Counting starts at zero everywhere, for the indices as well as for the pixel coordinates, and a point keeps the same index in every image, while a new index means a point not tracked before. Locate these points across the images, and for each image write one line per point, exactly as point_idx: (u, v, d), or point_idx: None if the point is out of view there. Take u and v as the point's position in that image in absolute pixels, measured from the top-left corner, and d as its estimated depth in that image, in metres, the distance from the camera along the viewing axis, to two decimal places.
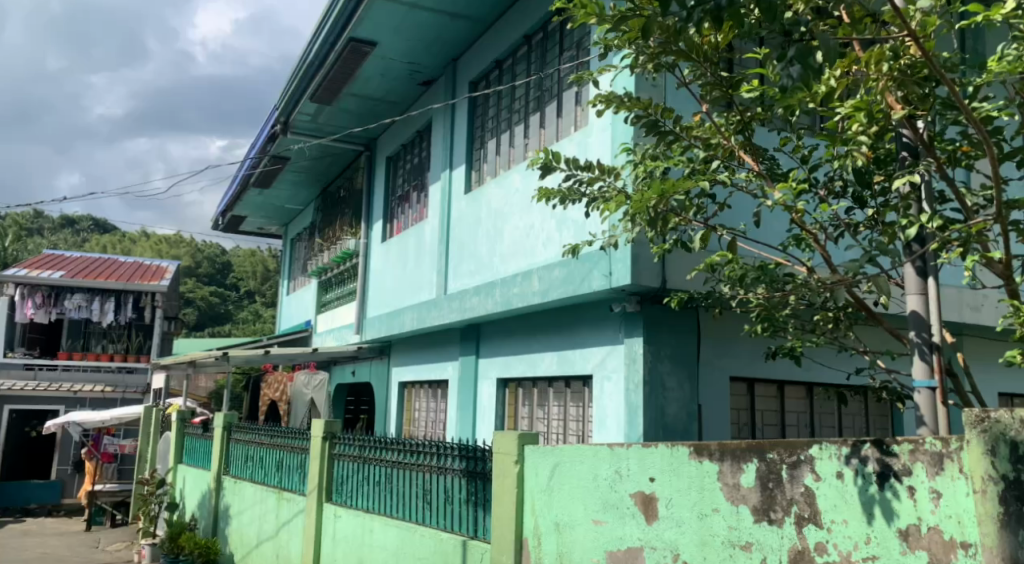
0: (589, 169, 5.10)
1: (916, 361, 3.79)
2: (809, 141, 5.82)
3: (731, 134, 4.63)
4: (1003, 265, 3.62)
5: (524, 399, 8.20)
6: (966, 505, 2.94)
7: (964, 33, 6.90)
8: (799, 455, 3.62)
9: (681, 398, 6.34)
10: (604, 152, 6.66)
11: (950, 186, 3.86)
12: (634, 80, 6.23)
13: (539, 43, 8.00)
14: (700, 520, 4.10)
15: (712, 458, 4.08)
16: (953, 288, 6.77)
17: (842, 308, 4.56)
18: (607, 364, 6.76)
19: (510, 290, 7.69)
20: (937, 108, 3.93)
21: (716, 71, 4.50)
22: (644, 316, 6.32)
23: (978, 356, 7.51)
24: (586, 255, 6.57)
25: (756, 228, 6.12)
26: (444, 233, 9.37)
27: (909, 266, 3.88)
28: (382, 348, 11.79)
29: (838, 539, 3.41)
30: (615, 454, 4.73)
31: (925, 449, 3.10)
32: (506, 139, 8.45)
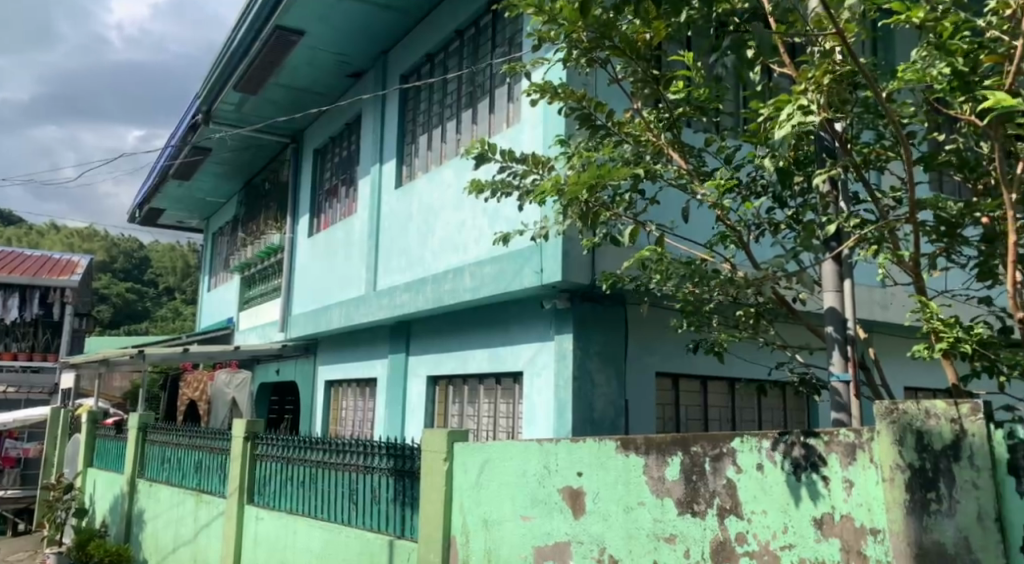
0: (523, 161, 5.09)
1: (833, 354, 3.92)
2: (733, 141, 5.97)
3: (660, 132, 4.67)
4: (913, 264, 3.76)
5: (453, 396, 8.16)
6: (875, 493, 3.05)
7: (877, 42, 7.16)
8: (722, 447, 3.70)
9: (610, 394, 6.42)
10: (536, 146, 6.69)
11: (866, 187, 3.99)
12: (566, 75, 6.27)
13: (471, 38, 7.97)
14: (625, 514, 4.16)
15: (637, 451, 4.14)
16: (865, 286, 7.03)
17: (764, 304, 4.67)
18: (538, 361, 6.79)
19: (441, 287, 7.65)
20: (855, 112, 4.06)
21: (647, 68, 4.56)
22: (573, 313, 6.37)
23: (887, 352, 7.82)
24: (519, 251, 6.57)
25: (684, 224, 6.26)
26: (373, 229, 9.25)
27: (827, 263, 3.99)
28: (308, 346, 11.59)
29: (757, 528, 3.50)
30: (544, 450, 4.75)
31: (840, 440, 3.20)
32: (438, 134, 8.39)
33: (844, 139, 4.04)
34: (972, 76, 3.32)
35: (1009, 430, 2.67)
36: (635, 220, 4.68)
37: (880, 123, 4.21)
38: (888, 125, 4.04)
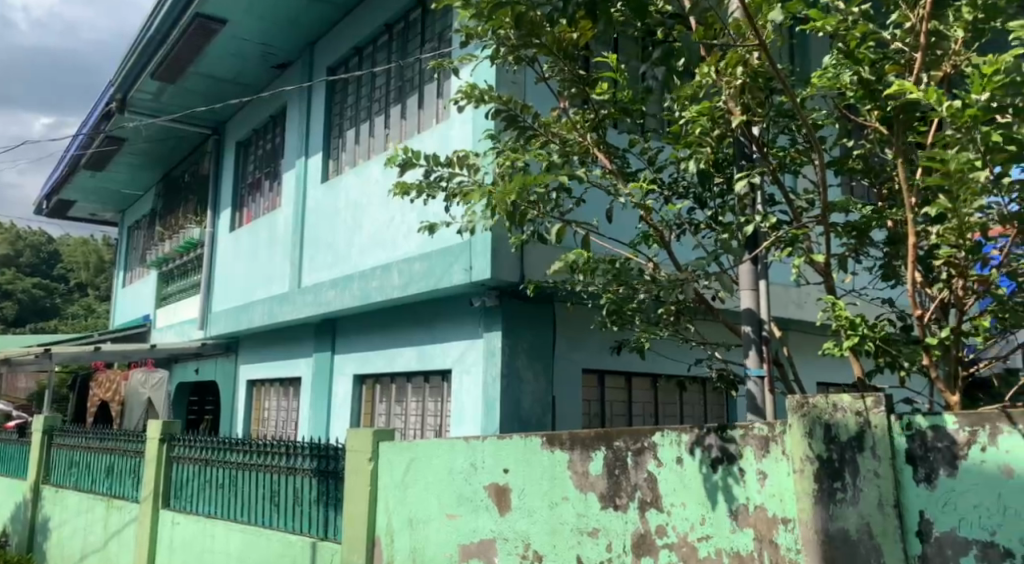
0: (449, 164, 5.08)
1: (749, 352, 4.05)
2: (656, 141, 6.09)
3: (587, 131, 4.73)
4: (824, 264, 3.89)
5: (381, 395, 8.10)
6: (787, 484, 3.16)
7: (793, 50, 7.40)
8: (643, 442, 3.76)
9: (537, 390, 6.47)
10: (464, 144, 6.68)
11: (781, 191, 4.13)
12: (495, 73, 6.28)
13: (400, 33, 7.90)
14: (550, 509, 4.21)
15: (563, 447, 4.19)
16: (780, 285, 7.28)
17: (685, 302, 4.78)
18: (466, 358, 6.79)
19: (369, 283, 7.57)
20: (772, 116, 4.18)
21: (574, 69, 4.62)
22: (502, 311, 6.39)
23: (800, 349, 8.11)
24: (447, 249, 6.57)
25: (609, 224, 6.36)
26: (298, 224, 9.10)
27: (744, 263, 4.12)
28: (229, 344, 11.31)
29: (676, 521, 3.58)
30: (470, 447, 4.76)
31: (754, 433, 3.30)
32: (366, 129, 8.31)
33: (761, 143, 4.16)
34: (877, 84, 3.53)
35: (907, 421, 2.82)
36: (562, 219, 4.73)
37: (794, 128, 4.35)
38: (801, 130, 4.21)
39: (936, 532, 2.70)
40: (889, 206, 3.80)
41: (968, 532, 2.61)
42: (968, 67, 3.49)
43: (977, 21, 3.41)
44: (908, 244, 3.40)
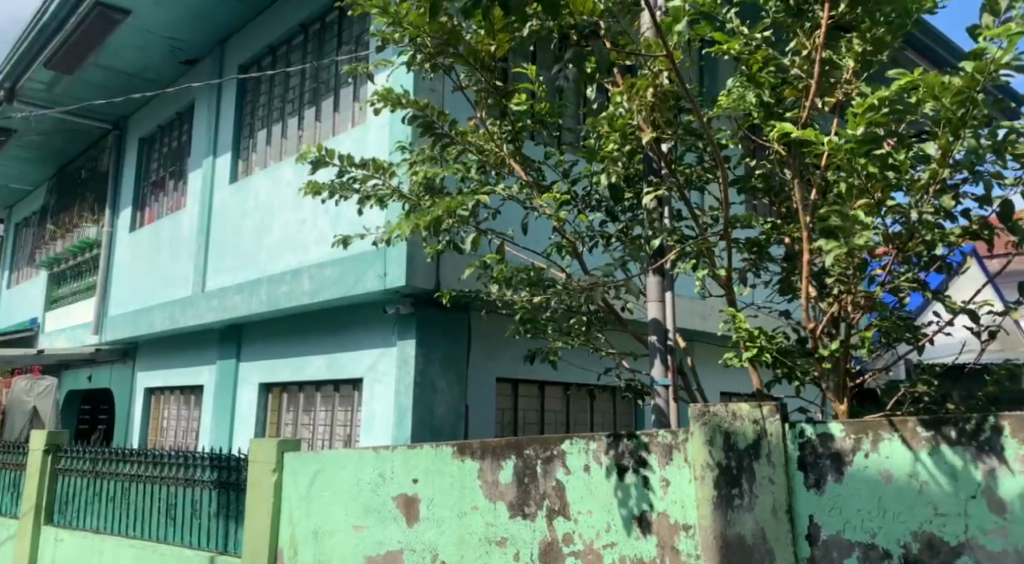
0: (364, 166, 4.98)
1: (655, 361, 4.15)
2: (571, 154, 6.17)
3: (503, 142, 4.73)
4: (726, 278, 4.01)
5: (288, 404, 7.90)
6: (688, 491, 3.23)
7: (703, 71, 7.64)
8: (553, 450, 3.78)
9: (449, 399, 6.42)
10: (381, 150, 6.60)
11: (688, 206, 4.24)
12: (412, 79, 6.23)
13: (316, 34, 7.77)
14: (459, 519, 4.18)
15: (473, 456, 4.17)
16: (686, 297, 7.47)
17: (596, 312, 4.83)
18: (378, 367, 6.70)
19: (278, 289, 7.38)
20: (680, 134, 4.28)
21: (490, 79, 4.61)
22: (416, 318, 6.35)
23: (705, 359, 8.34)
24: (360, 256, 6.48)
25: (524, 234, 6.39)
26: (204, 225, 8.81)
27: (651, 275, 4.22)
28: (127, 350, 10.84)
29: (583, 528, 3.61)
30: (379, 458, 4.68)
31: (658, 440, 3.37)
32: (278, 130, 8.13)
33: (669, 159, 4.26)
34: (776, 108, 3.69)
35: (800, 429, 2.96)
36: (478, 228, 4.70)
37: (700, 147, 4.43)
38: (707, 147, 4.32)
39: (824, 535, 2.85)
40: (787, 222, 3.95)
41: (851, 534, 2.78)
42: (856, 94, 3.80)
43: (866, 53, 3.60)
44: (803, 260, 3.55)
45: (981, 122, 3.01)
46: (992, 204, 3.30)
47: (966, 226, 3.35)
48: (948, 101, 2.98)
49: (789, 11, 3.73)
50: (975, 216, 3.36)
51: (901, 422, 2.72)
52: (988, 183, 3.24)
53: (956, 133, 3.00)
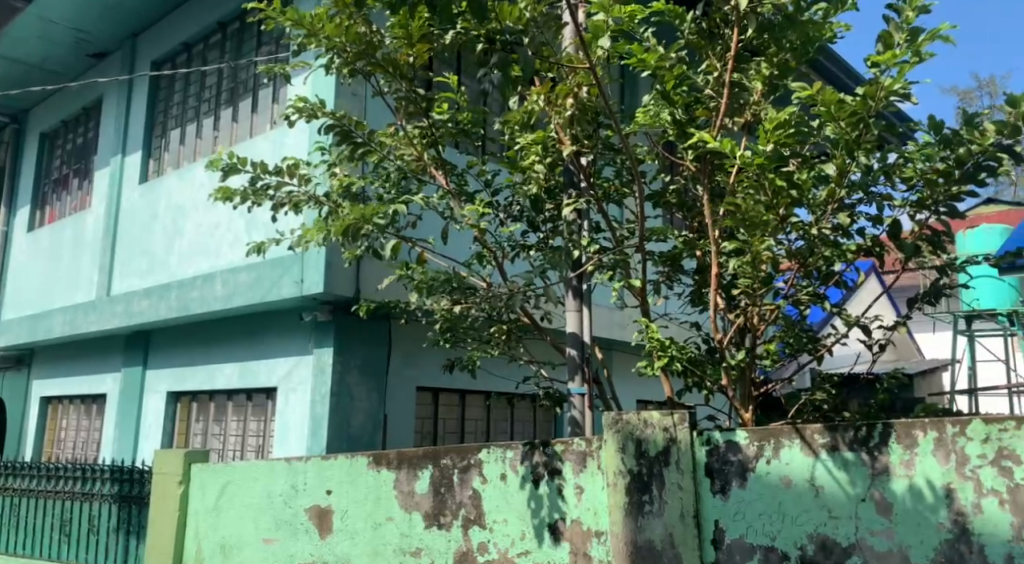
0: (279, 173, 4.87)
1: (572, 370, 4.19)
2: (494, 163, 6.20)
3: (423, 148, 4.66)
4: (640, 289, 4.07)
5: (197, 414, 7.65)
6: (601, 498, 3.27)
7: (624, 87, 7.79)
8: (469, 459, 3.76)
9: (367, 408, 6.32)
10: (299, 154, 6.48)
11: (605, 219, 4.29)
12: (333, 85, 6.14)
13: (235, 32, 7.57)
14: (373, 530, 4.12)
15: (389, 466, 4.11)
16: (605, 307, 7.58)
17: (516, 321, 4.83)
18: (293, 376, 6.55)
19: (188, 294, 7.14)
20: (600, 149, 4.31)
21: (411, 87, 4.53)
22: (335, 325, 6.23)
23: (622, 368, 8.48)
24: (274, 261, 6.34)
25: (443, 242, 6.37)
26: (110, 226, 8.48)
27: (569, 285, 4.26)
28: (22, 356, 10.29)
29: (497, 537, 3.60)
30: (292, 469, 4.58)
31: (573, 448, 3.39)
32: (192, 129, 7.88)
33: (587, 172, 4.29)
34: (688, 124, 3.77)
35: (707, 436, 3.05)
36: (398, 235, 4.62)
37: (619, 161, 4.50)
38: (625, 162, 4.39)
39: (728, 539, 2.94)
40: (698, 238, 4.05)
41: (753, 538, 2.88)
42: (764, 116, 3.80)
43: (773, 76, 3.77)
44: (713, 271, 3.64)
45: (871, 147, 3.24)
46: (884, 223, 3.46)
47: (861, 244, 3.50)
48: (845, 122, 3.18)
49: (701, 33, 3.89)
50: (869, 234, 3.51)
51: (801, 429, 2.85)
52: (881, 204, 3.39)
53: (852, 153, 3.19)
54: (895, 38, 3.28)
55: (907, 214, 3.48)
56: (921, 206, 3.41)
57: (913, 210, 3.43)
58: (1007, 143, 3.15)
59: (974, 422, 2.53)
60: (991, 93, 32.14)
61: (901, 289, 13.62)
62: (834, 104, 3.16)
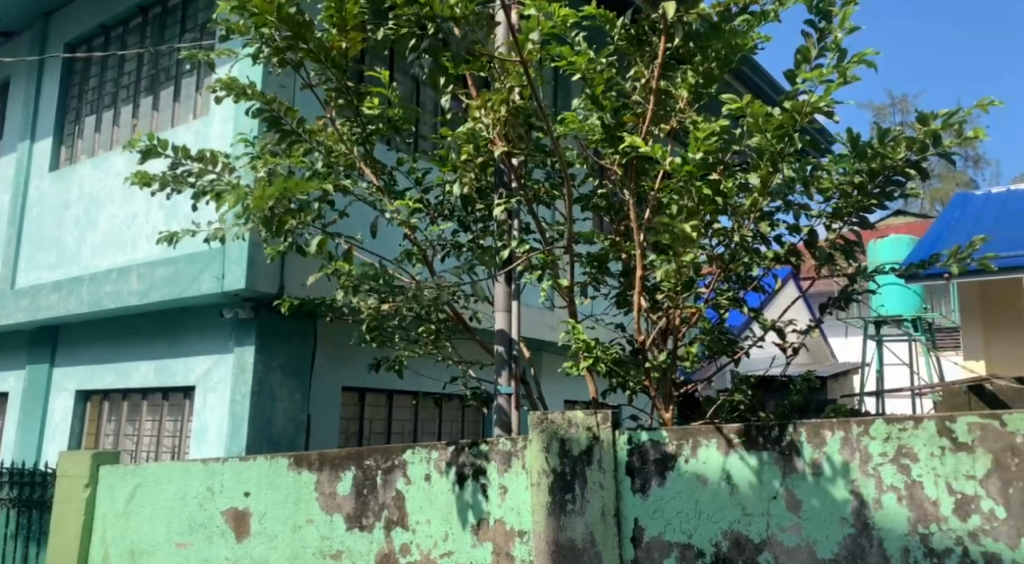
0: (200, 158, 4.70)
1: (499, 370, 4.18)
2: (424, 162, 6.16)
3: (353, 144, 4.55)
4: (568, 290, 4.08)
5: (109, 414, 7.36)
6: (525, 498, 3.26)
7: (557, 89, 7.85)
8: (393, 460, 3.70)
9: (290, 408, 6.17)
10: (222, 143, 6.30)
11: (535, 220, 4.29)
12: (261, 74, 5.98)
13: (156, 17, 7.31)
14: (293, 533, 4.02)
15: (311, 467, 4.01)
16: (534, 308, 7.61)
17: (444, 321, 4.78)
18: (213, 375, 6.35)
19: (101, 288, 6.85)
20: (531, 150, 4.29)
21: (342, 79, 4.35)
22: (257, 324, 6.07)
23: (550, 369, 8.53)
24: (194, 256, 6.14)
25: (373, 238, 6.32)
26: (17, 215, 8.08)
27: (499, 285, 4.25)
28: None
29: (420, 538, 3.56)
30: (208, 470, 4.45)
31: (498, 448, 3.37)
32: (109, 117, 7.59)
33: (518, 173, 4.26)
34: (616, 130, 3.81)
35: (629, 436, 3.08)
36: (325, 230, 4.48)
37: (549, 162, 4.50)
38: (555, 163, 4.40)
39: (647, 537, 2.98)
40: (624, 240, 4.09)
41: (671, 535, 2.93)
42: (689, 124, 3.86)
43: (698, 85, 3.82)
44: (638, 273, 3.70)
45: (793, 160, 3.31)
46: (800, 232, 3.55)
47: (778, 252, 3.59)
48: (771, 134, 3.19)
49: (630, 39, 3.89)
50: (786, 242, 3.61)
51: (717, 430, 2.90)
52: (797, 213, 3.49)
53: (775, 165, 3.27)
54: (813, 52, 3.39)
55: (822, 224, 3.58)
56: (836, 216, 3.51)
57: (828, 221, 3.54)
58: (915, 159, 3.30)
59: (877, 423, 2.63)
60: (902, 110, 33.69)
61: (815, 295, 14.11)
62: (761, 116, 3.15)
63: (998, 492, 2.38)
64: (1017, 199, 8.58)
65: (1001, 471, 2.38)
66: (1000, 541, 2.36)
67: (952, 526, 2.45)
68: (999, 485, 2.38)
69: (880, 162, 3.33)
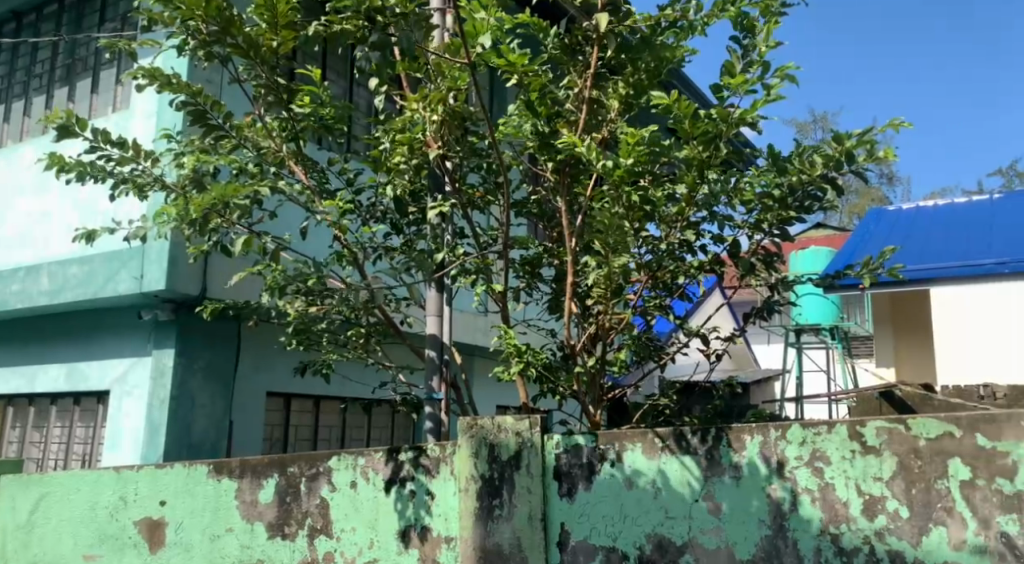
0: (122, 147, 4.48)
1: (429, 375, 4.12)
2: (357, 163, 6.07)
3: (283, 140, 4.44)
4: (500, 295, 4.05)
5: (15, 419, 7.00)
6: (453, 503, 3.22)
7: (493, 94, 7.85)
8: (318, 467, 3.60)
9: (211, 414, 5.97)
10: (145, 134, 6.07)
11: (469, 224, 4.23)
12: (187, 66, 5.80)
13: (73, 5, 7.01)
14: (211, 543, 3.88)
15: (231, 475, 3.88)
16: (466, 313, 7.57)
17: (375, 325, 4.68)
18: (129, 379, 6.10)
19: (7, 288, 6.56)
20: (465, 153, 4.25)
21: (271, 74, 4.25)
22: (176, 326, 5.85)
23: (481, 374, 8.50)
24: (111, 255, 5.91)
25: (301, 239, 6.20)
26: None
27: (430, 290, 4.19)
28: None
29: (345, 546, 3.48)
30: (121, 478, 4.27)
31: (427, 455, 3.32)
32: (20, 107, 7.26)
33: (453, 177, 4.21)
34: (550, 137, 3.81)
35: (558, 440, 3.06)
36: (252, 230, 4.33)
37: (483, 167, 4.47)
38: (490, 168, 4.38)
39: (573, 541, 2.98)
40: (557, 246, 4.10)
41: (596, 539, 2.93)
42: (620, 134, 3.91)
43: (628, 96, 3.88)
44: (568, 280, 3.71)
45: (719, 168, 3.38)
46: (724, 243, 3.61)
47: (703, 261, 3.65)
48: (697, 141, 3.30)
49: (564, 48, 3.89)
50: (711, 252, 3.67)
51: (642, 435, 2.92)
52: (721, 223, 3.55)
53: (702, 174, 3.32)
54: (737, 69, 3.46)
55: (745, 234, 3.65)
56: (757, 227, 3.59)
57: (750, 231, 3.62)
58: (831, 175, 3.39)
59: (793, 427, 2.69)
60: (822, 127, 34.95)
61: (739, 303, 14.46)
62: (687, 120, 3.24)
63: (902, 493, 2.49)
64: (928, 214, 8.97)
65: (906, 472, 2.49)
66: (903, 539, 2.47)
67: (860, 526, 2.54)
68: (904, 486, 2.49)
69: (801, 176, 3.41)
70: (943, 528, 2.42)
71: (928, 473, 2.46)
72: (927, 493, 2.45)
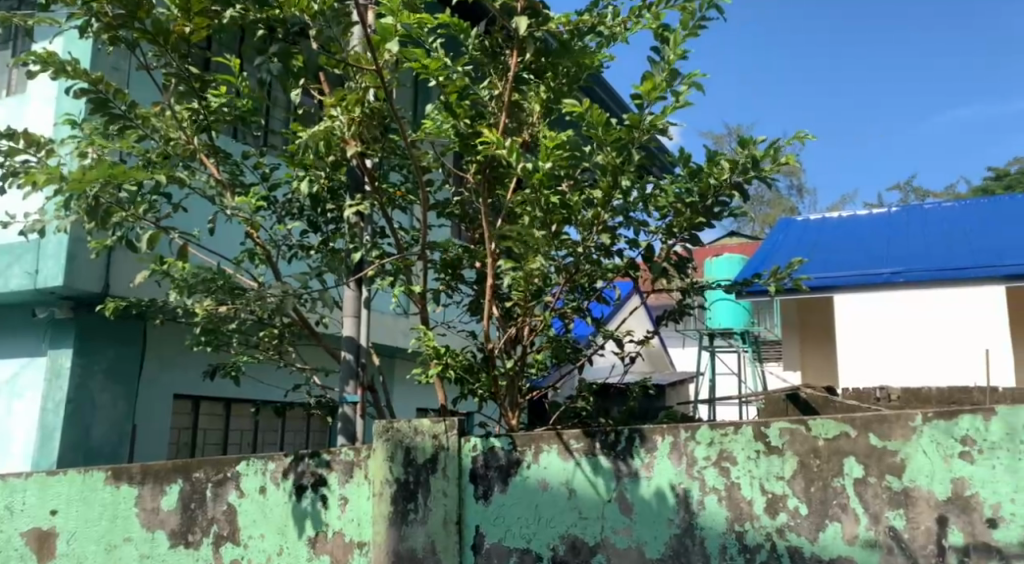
0: (10, 138, 4.20)
1: (344, 377, 4.02)
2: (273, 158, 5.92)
3: (195, 134, 4.23)
4: (419, 296, 3.97)
5: None
6: (365, 508, 3.14)
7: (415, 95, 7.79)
8: (226, 472, 3.45)
9: (112, 416, 5.69)
10: (44, 119, 5.75)
11: (390, 224, 4.11)
12: (91, 50, 5.52)
13: None
14: (106, 553, 3.68)
15: (131, 481, 3.68)
16: (384, 314, 7.47)
17: (288, 325, 4.53)
18: (20, 380, 5.76)
19: None
20: (386, 151, 4.16)
21: (181, 62, 4.06)
22: (75, 325, 5.55)
23: (400, 376, 8.39)
24: (4, 249, 5.60)
25: (210, 235, 5.99)
26: None
27: (348, 290, 4.08)
28: None
29: (252, 554, 3.35)
30: (8, 486, 4.02)
31: (339, 459, 3.22)
32: None
33: (372, 173, 4.12)
34: (471, 138, 3.70)
35: (474, 443, 3.02)
36: (159, 224, 4.12)
37: (403, 166, 4.39)
38: (409, 167, 4.29)
39: (487, 544, 2.94)
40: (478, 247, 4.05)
41: (510, 542, 2.91)
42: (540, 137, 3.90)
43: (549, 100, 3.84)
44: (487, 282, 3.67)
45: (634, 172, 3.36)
46: (639, 247, 3.64)
47: (619, 265, 3.67)
48: (611, 147, 3.25)
49: (485, 50, 3.91)
50: (626, 256, 3.68)
51: (557, 436, 2.91)
52: (637, 228, 3.57)
53: (617, 179, 3.27)
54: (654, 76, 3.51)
55: (658, 239, 3.67)
56: (670, 233, 3.62)
57: (664, 237, 3.63)
58: (740, 182, 3.45)
59: (702, 428, 2.71)
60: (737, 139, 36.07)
61: None
62: (601, 125, 3.21)
63: (802, 491, 2.55)
64: (834, 224, 9.33)
65: (805, 471, 2.55)
66: (802, 535, 2.53)
67: (763, 524, 2.58)
68: (803, 485, 2.55)
69: (714, 183, 3.46)
70: (838, 524, 2.49)
71: (825, 471, 2.53)
72: (824, 491, 2.52)
